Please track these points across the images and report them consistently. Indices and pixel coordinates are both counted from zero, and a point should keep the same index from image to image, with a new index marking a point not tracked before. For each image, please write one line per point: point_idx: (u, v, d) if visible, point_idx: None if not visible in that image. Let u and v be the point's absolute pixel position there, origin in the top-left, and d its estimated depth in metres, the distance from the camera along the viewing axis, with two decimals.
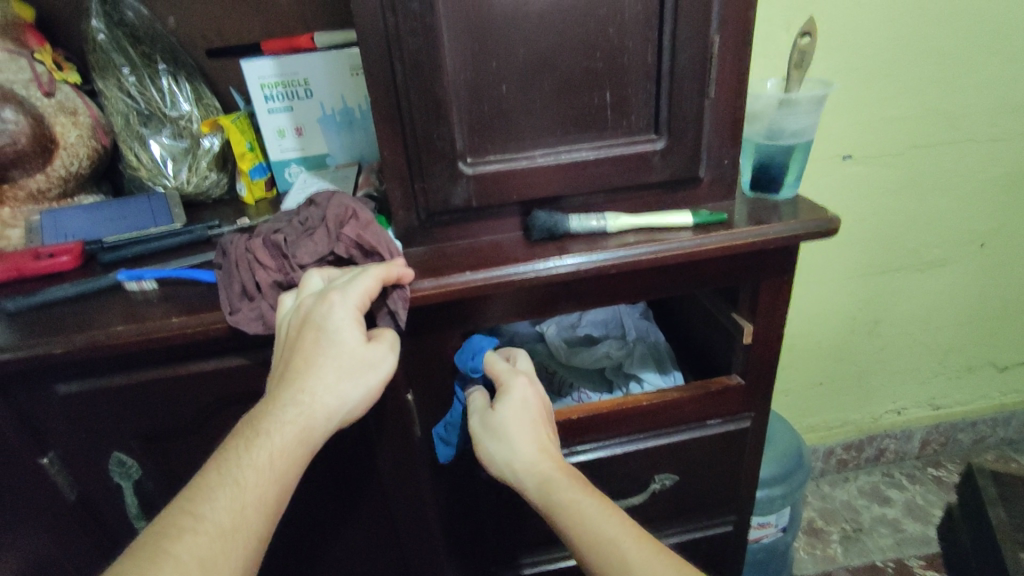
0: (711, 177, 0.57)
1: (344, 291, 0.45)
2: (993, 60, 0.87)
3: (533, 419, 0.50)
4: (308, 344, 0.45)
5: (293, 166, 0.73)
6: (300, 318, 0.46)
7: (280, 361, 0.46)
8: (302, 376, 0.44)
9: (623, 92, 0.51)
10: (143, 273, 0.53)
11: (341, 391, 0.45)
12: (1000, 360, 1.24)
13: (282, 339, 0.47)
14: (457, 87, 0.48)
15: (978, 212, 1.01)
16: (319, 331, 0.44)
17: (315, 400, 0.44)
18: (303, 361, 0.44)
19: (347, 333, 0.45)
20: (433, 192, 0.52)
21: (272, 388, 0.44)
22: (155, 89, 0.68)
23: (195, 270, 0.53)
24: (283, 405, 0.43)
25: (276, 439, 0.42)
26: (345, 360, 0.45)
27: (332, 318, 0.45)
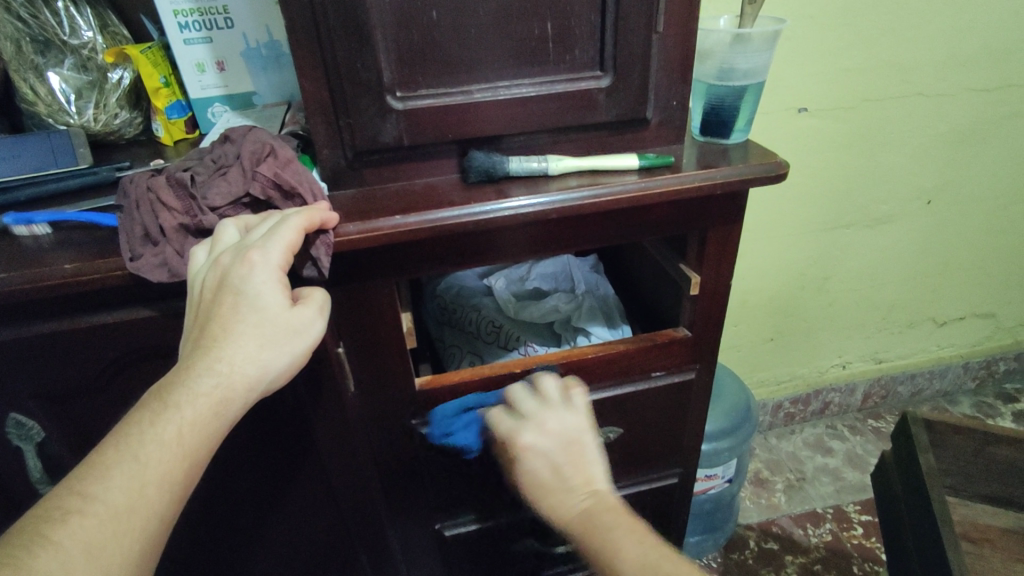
0: (658, 119, 0.54)
1: (265, 253, 0.41)
2: (947, 11, 0.86)
3: (560, 465, 0.45)
4: (227, 312, 0.40)
5: (216, 105, 0.67)
6: (215, 282, 0.41)
7: (194, 327, 0.41)
8: (219, 348, 0.40)
9: (566, 22, 0.47)
10: (33, 217, 0.47)
11: (264, 361, 0.41)
12: (940, 315, 1.28)
13: (195, 302, 0.42)
14: (382, 9, 0.44)
15: (927, 168, 1.02)
16: (240, 298, 0.40)
17: (234, 371, 0.40)
18: (220, 329, 0.40)
19: (270, 297, 0.41)
20: (359, 129, 0.47)
21: (185, 358, 0.40)
22: (49, 12, 0.60)
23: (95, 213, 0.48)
24: (196, 376, 0.39)
25: (186, 413, 0.38)
26: (268, 328, 0.41)
27: (252, 281, 0.40)
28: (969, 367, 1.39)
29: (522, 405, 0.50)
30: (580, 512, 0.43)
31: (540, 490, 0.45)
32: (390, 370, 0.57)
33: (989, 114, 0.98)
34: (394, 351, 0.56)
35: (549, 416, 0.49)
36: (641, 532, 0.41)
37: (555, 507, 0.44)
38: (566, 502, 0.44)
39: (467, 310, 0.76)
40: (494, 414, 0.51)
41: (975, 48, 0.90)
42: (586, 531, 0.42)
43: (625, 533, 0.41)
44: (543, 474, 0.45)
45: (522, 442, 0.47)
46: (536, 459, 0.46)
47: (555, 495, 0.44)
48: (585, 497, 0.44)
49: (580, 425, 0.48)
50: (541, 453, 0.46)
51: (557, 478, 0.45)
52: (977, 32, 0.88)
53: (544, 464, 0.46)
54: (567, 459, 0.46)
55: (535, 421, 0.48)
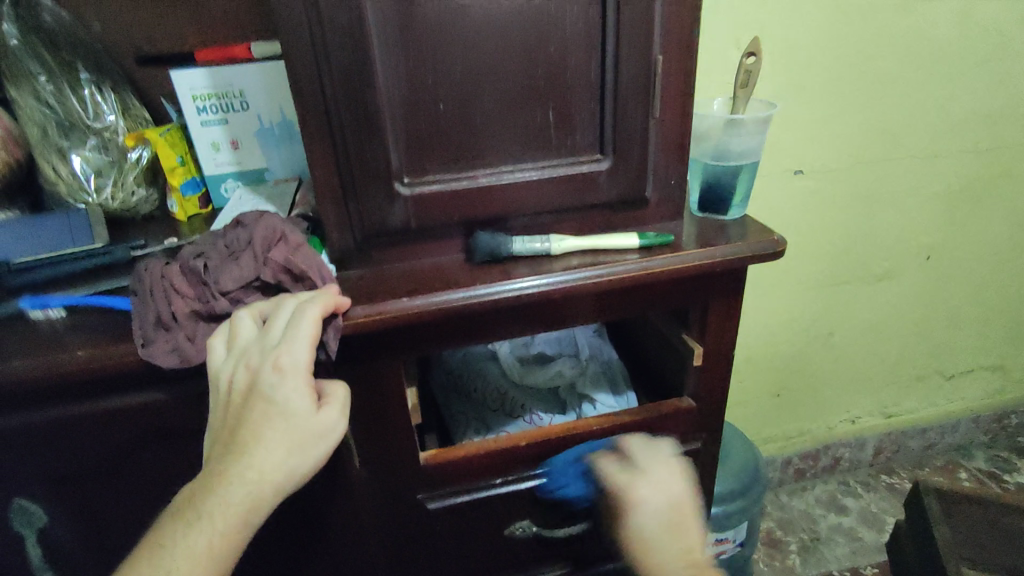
0: (658, 198, 0.56)
1: (292, 357, 0.42)
2: (933, 80, 0.89)
3: (666, 526, 0.51)
4: (256, 418, 0.41)
5: (229, 181, 0.70)
6: (245, 386, 0.42)
7: (223, 429, 0.42)
8: (250, 454, 0.40)
9: (567, 110, 0.50)
10: (48, 300, 0.49)
11: (292, 465, 0.42)
12: (947, 369, 1.27)
13: (222, 401, 0.43)
14: (391, 102, 0.46)
15: (924, 226, 1.04)
16: (269, 403, 0.41)
17: (265, 477, 0.41)
18: (250, 435, 0.41)
19: (298, 401, 0.42)
20: (368, 214, 0.49)
21: (215, 462, 0.41)
22: (75, 98, 0.64)
23: (108, 296, 0.49)
24: (227, 484, 0.40)
25: (218, 522, 0.40)
26: (296, 433, 0.42)
27: (282, 388, 0.42)
28: (980, 420, 1.37)
29: (641, 459, 0.55)
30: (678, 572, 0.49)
31: (644, 545, 0.50)
32: (395, 445, 0.57)
33: (981, 174, 1.00)
34: (401, 426, 0.56)
35: (656, 473, 0.53)
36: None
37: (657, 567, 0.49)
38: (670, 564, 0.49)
39: (472, 376, 0.76)
40: (602, 462, 0.56)
41: (963, 113, 0.93)
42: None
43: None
44: (649, 528, 0.51)
45: (638, 494, 0.52)
46: (647, 516, 0.51)
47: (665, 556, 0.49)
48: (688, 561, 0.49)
49: (683, 488, 0.53)
50: (661, 510, 0.52)
51: (669, 536, 0.50)
52: (965, 98, 0.91)
53: (649, 522, 0.51)
54: (671, 520, 0.51)
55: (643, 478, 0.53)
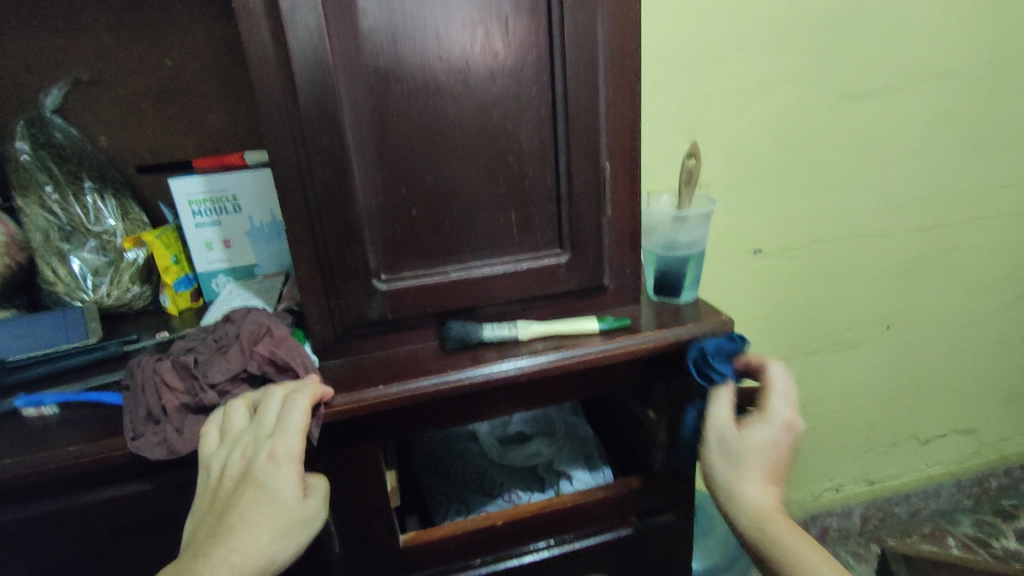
0: (615, 285, 0.61)
1: (286, 445, 0.45)
2: (869, 167, 0.98)
3: (773, 460, 0.50)
4: (248, 500, 0.42)
5: (220, 277, 0.74)
6: (239, 472, 0.44)
7: (211, 513, 0.43)
8: (237, 535, 0.41)
9: (528, 212, 0.55)
10: (43, 398, 0.51)
11: (273, 554, 0.42)
12: (922, 434, 1.30)
13: (211, 488, 0.45)
14: (370, 211, 0.52)
15: (878, 297, 1.10)
16: (261, 487, 0.43)
17: (247, 562, 0.40)
18: (238, 517, 0.42)
19: (288, 490, 0.44)
20: (348, 308, 0.53)
21: (199, 544, 0.41)
22: (79, 206, 0.69)
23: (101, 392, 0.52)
24: (212, 565, 0.39)
25: None
26: (283, 520, 0.43)
27: (275, 475, 0.44)
28: (962, 485, 1.38)
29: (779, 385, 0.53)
30: (765, 500, 0.48)
31: (755, 457, 0.50)
32: (374, 530, 0.59)
33: (925, 248, 1.07)
34: (379, 510, 0.58)
35: (791, 411, 0.52)
36: (806, 540, 0.46)
37: (747, 487, 0.49)
38: (757, 482, 0.49)
39: (454, 458, 0.79)
40: (766, 372, 0.54)
41: (900, 194, 1.01)
42: (782, 522, 0.46)
43: (804, 550, 0.45)
44: (769, 452, 0.50)
45: (778, 417, 0.51)
46: (766, 435, 0.50)
47: (753, 476, 0.49)
48: (779, 501, 0.48)
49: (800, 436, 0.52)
50: (767, 444, 0.50)
51: (762, 470, 0.50)
52: (900, 181, 1.00)
53: (767, 441, 0.50)
54: (780, 459, 0.50)
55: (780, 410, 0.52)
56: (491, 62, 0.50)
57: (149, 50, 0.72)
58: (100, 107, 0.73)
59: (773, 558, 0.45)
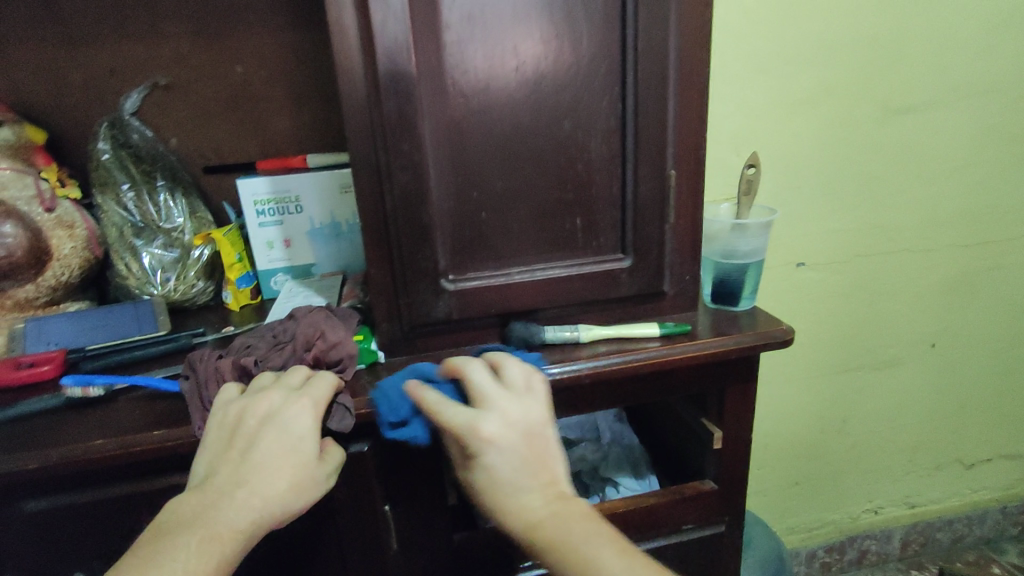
0: (674, 291, 0.61)
1: (313, 401, 0.46)
2: (919, 182, 0.97)
3: (525, 464, 0.44)
4: (272, 446, 0.44)
5: (279, 275, 0.76)
6: (262, 414, 0.45)
7: (232, 450, 0.43)
8: (259, 479, 0.42)
9: (593, 217, 0.56)
10: (92, 378, 0.52)
11: (288, 503, 0.43)
12: (967, 457, 1.27)
13: (227, 428, 0.45)
14: (442, 213, 0.53)
15: (925, 314, 1.08)
16: (288, 436, 0.44)
17: (268, 497, 0.42)
18: (262, 461, 0.43)
19: (307, 440, 0.45)
20: (416, 307, 0.55)
21: (220, 479, 0.42)
22: (152, 204, 0.73)
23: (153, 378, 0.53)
24: (238, 495, 0.41)
25: (227, 526, 0.40)
26: (302, 474, 0.44)
27: (300, 423, 0.45)
28: (1008, 512, 1.34)
29: (508, 382, 0.47)
30: (540, 511, 0.42)
31: (499, 489, 0.43)
32: (431, 527, 0.59)
33: (975, 267, 1.06)
34: (437, 508, 0.59)
35: (509, 404, 0.45)
36: (598, 528, 0.42)
37: (518, 516, 0.43)
38: (524, 503, 0.43)
39: None
40: (433, 399, 0.45)
41: (951, 210, 1.00)
42: (562, 528, 0.41)
43: (590, 540, 0.41)
44: (504, 471, 0.43)
45: (484, 433, 0.43)
46: (496, 459, 0.43)
47: (518, 503, 0.43)
48: (552, 496, 0.43)
49: (539, 415, 0.45)
50: (506, 457, 0.43)
51: (517, 480, 0.43)
52: (950, 198, 0.99)
53: (504, 462, 0.43)
54: (530, 455, 0.44)
55: (498, 410, 0.44)
56: (565, 72, 0.52)
57: (222, 57, 0.75)
58: (174, 110, 0.76)
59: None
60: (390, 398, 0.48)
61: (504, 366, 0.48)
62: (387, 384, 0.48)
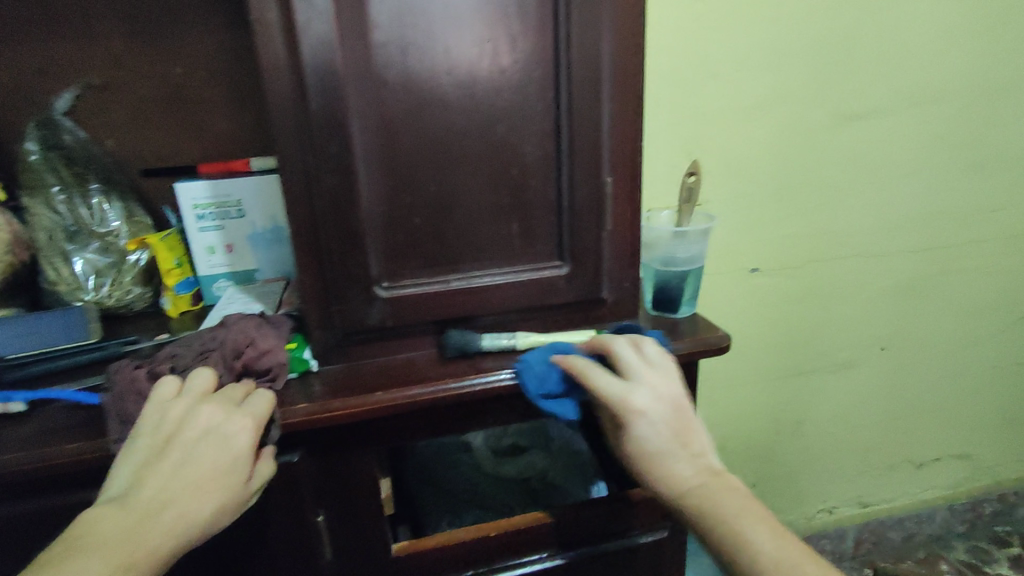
0: (613, 298, 0.62)
1: (255, 419, 0.45)
2: (865, 190, 0.99)
3: (675, 435, 0.48)
4: (207, 463, 0.42)
5: (221, 281, 0.75)
6: (203, 426, 0.43)
7: (162, 461, 0.41)
8: (187, 498, 0.40)
9: (529, 223, 0.56)
10: (12, 394, 0.50)
11: (213, 522, 0.41)
12: (916, 457, 1.30)
13: (161, 436, 0.43)
14: (374, 218, 0.52)
15: (873, 318, 1.11)
16: (224, 454, 0.43)
17: (195, 514, 0.40)
18: (194, 475, 0.41)
19: (244, 459, 0.44)
20: (348, 314, 0.54)
21: (144, 490, 0.40)
22: (84, 207, 0.70)
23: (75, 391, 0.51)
24: (165, 507, 0.39)
25: (150, 537, 0.38)
26: (232, 493, 0.43)
27: (238, 441, 0.44)
28: (956, 509, 1.38)
29: (643, 360, 0.51)
30: (690, 479, 0.47)
31: (651, 455, 0.48)
32: (367, 536, 0.58)
33: (919, 272, 1.08)
34: (373, 517, 0.58)
35: (654, 380, 0.49)
36: (744, 500, 0.45)
37: (665, 482, 0.47)
38: (678, 470, 0.47)
39: (448, 469, 0.78)
40: (588, 371, 0.49)
41: (895, 216, 1.03)
42: (707, 498, 0.45)
43: (737, 513, 0.44)
44: (655, 438, 0.47)
45: (635, 406, 0.48)
46: (650, 425, 0.47)
47: (672, 469, 0.47)
48: (701, 467, 0.47)
49: (683, 392, 0.50)
50: (654, 428, 0.48)
51: (666, 448, 0.48)
52: (895, 204, 1.02)
53: (656, 429, 0.47)
54: (676, 428, 0.48)
55: (645, 382, 0.49)
56: (497, 78, 0.51)
57: (161, 57, 0.73)
58: (110, 111, 0.74)
59: (711, 543, 0.45)
60: (537, 373, 0.52)
61: (642, 344, 0.52)
62: (531, 359, 0.53)
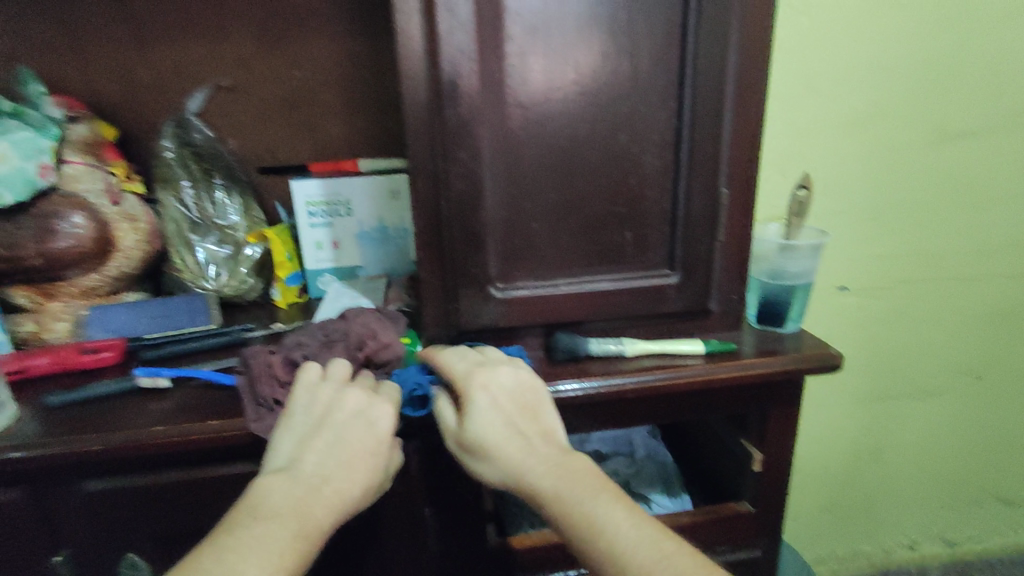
0: (720, 309, 0.61)
1: (394, 406, 0.48)
2: (971, 210, 0.95)
3: (519, 415, 0.48)
4: (357, 444, 0.45)
5: (326, 276, 0.78)
6: (351, 409, 0.46)
7: (318, 439, 0.44)
8: (342, 477, 0.43)
9: (643, 232, 0.57)
10: (160, 369, 0.55)
11: (361, 501, 0.44)
12: (1010, 496, 1.23)
13: (312, 416, 0.46)
14: (495, 221, 0.54)
15: (971, 345, 1.05)
16: (370, 438, 0.45)
17: (350, 491, 0.43)
18: (346, 455, 0.44)
19: (386, 443, 0.46)
20: (464, 313, 0.56)
21: (305, 467, 0.43)
22: (209, 201, 0.75)
23: (211, 372, 0.55)
24: (326, 483, 0.42)
25: (317, 511, 0.41)
26: (375, 474, 0.45)
27: (381, 425, 0.46)
28: None
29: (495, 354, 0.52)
30: (534, 459, 0.45)
31: (487, 436, 0.46)
32: (468, 530, 0.60)
33: None
34: (475, 511, 0.59)
35: (502, 365, 0.50)
36: (598, 483, 0.44)
37: (511, 461, 0.45)
38: (518, 450, 0.46)
39: None
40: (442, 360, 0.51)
41: (1002, 239, 0.98)
42: (557, 477, 0.44)
43: (591, 494, 0.42)
44: (493, 416, 0.47)
45: (479, 381, 0.48)
46: (487, 403, 0.47)
47: (517, 449, 0.46)
48: (548, 451, 0.46)
49: (531, 378, 0.50)
50: (494, 407, 0.47)
51: (509, 429, 0.47)
52: (1003, 226, 0.97)
53: (496, 407, 0.47)
54: (518, 408, 0.48)
55: (490, 366, 0.49)
56: (622, 87, 0.52)
57: (282, 63, 0.77)
58: (233, 112, 0.78)
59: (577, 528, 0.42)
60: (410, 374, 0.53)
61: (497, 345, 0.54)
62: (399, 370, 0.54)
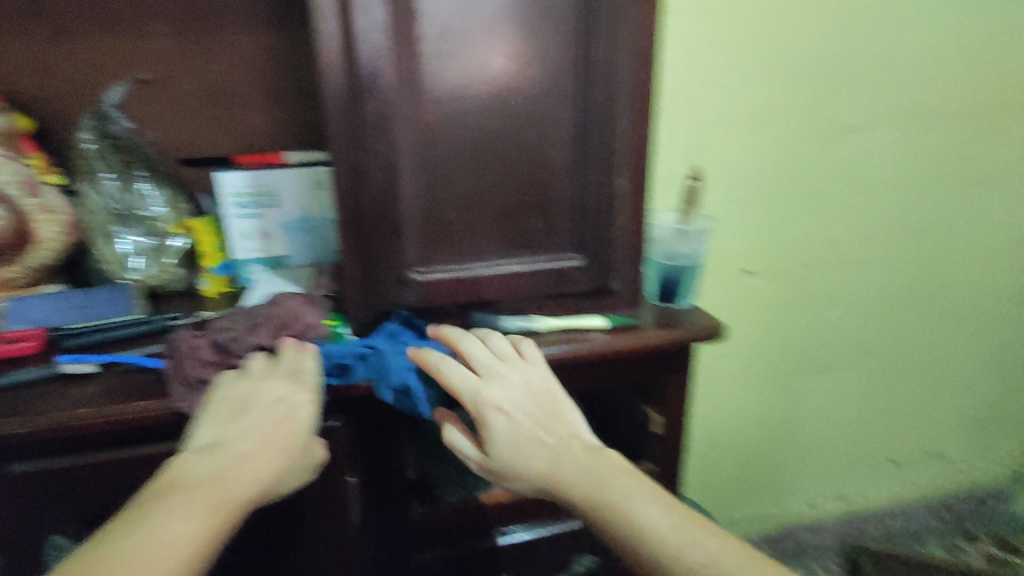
0: (625, 289, 0.67)
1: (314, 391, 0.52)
2: (853, 200, 1.06)
3: (537, 424, 0.53)
4: (277, 425, 0.48)
5: (254, 266, 0.79)
6: (273, 395, 0.50)
7: (239, 421, 0.48)
8: (263, 454, 0.47)
9: (549, 219, 0.62)
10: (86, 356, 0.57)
11: (281, 477, 0.47)
12: (896, 456, 1.37)
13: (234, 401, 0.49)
14: (412, 209, 0.58)
15: (858, 322, 1.18)
16: (289, 419, 0.49)
17: (270, 467, 0.47)
18: (268, 433, 0.48)
19: (307, 426, 0.50)
20: (384, 295, 0.60)
21: (226, 445, 0.46)
22: (133, 193, 0.75)
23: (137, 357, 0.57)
24: (247, 459, 0.46)
25: (238, 482, 0.44)
26: (295, 453, 0.49)
27: (301, 410, 0.50)
28: (932, 507, 1.46)
29: (499, 359, 0.57)
30: (560, 466, 0.50)
31: (512, 451, 0.52)
32: (393, 498, 0.64)
33: (901, 279, 1.16)
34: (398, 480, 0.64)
35: (513, 376, 0.55)
36: (630, 481, 0.49)
37: (535, 472, 0.51)
38: (539, 461, 0.51)
39: None
40: (444, 366, 0.55)
41: (880, 226, 1.10)
42: (582, 482, 0.49)
43: (621, 494, 0.47)
44: (510, 434, 0.52)
45: (492, 401, 0.53)
46: (505, 422, 0.53)
47: (536, 459, 0.51)
48: (574, 455, 0.51)
49: (545, 382, 0.56)
50: (511, 422, 0.53)
51: (536, 438, 0.52)
52: (881, 214, 1.09)
53: (512, 424, 0.53)
54: (539, 417, 0.54)
55: (500, 381, 0.55)
56: (526, 87, 0.57)
57: (203, 55, 0.78)
58: (153, 104, 0.79)
59: (610, 526, 0.47)
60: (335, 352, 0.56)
61: (495, 340, 0.58)
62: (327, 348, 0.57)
